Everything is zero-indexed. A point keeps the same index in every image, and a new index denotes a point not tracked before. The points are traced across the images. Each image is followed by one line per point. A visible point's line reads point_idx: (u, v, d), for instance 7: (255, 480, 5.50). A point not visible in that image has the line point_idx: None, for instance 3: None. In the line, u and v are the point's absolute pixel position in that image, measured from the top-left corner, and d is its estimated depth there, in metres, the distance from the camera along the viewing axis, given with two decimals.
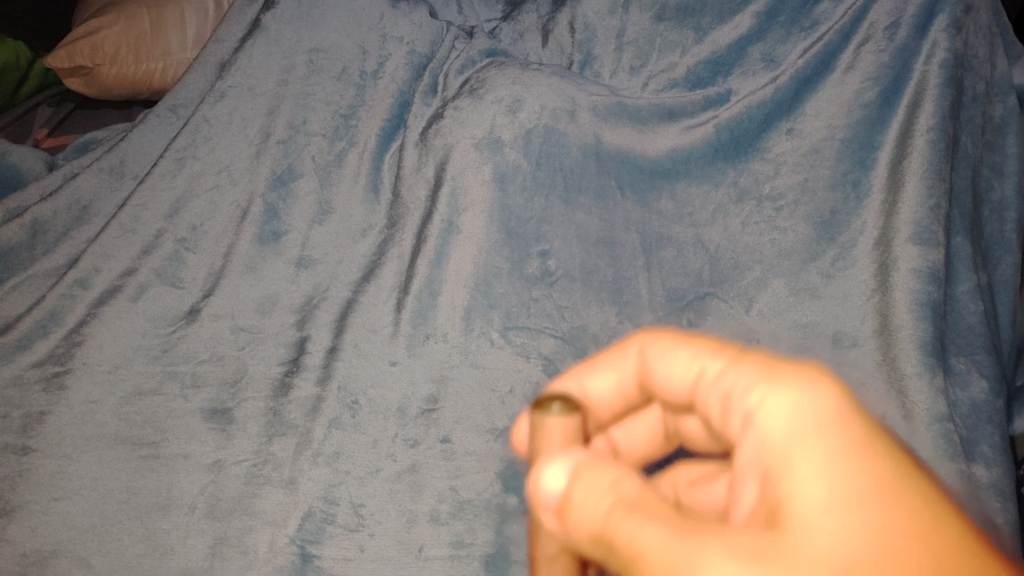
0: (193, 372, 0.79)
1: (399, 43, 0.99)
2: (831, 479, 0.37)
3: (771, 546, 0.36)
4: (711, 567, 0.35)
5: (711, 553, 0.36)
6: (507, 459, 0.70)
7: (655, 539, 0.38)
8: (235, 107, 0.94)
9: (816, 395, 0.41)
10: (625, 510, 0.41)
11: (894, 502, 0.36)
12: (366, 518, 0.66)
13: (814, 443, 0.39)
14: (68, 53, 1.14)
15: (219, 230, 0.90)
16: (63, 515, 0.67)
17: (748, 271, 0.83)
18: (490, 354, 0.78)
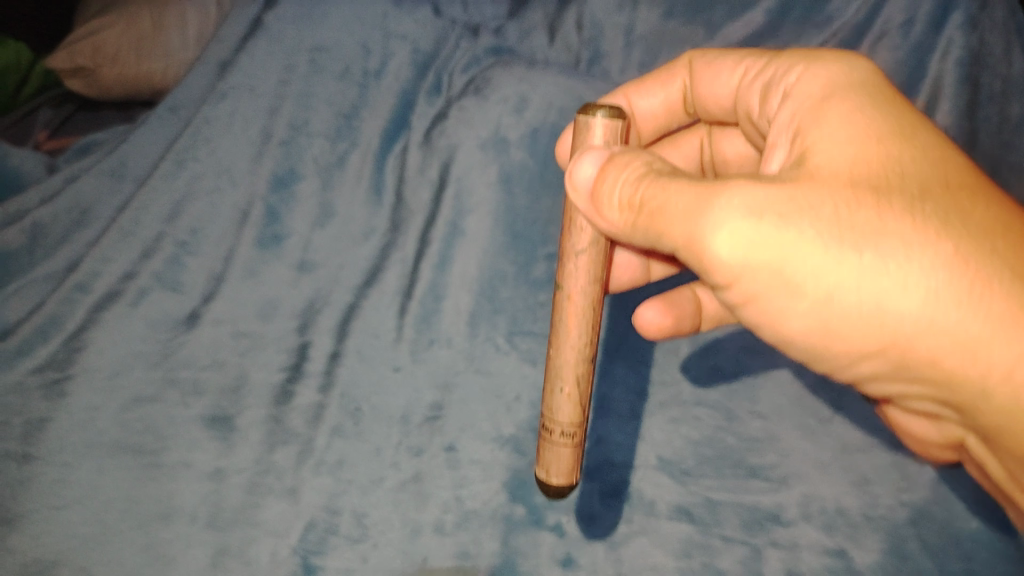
0: (194, 380, 0.76)
1: (403, 41, 0.93)
2: (843, 121, 0.58)
3: (798, 201, 0.51)
4: (734, 207, 0.51)
5: (733, 201, 0.51)
6: (514, 468, 0.69)
7: (694, 198, 0.52)
8: (236, 109, 0.89)
9: (852, 119, 0.57)
10: (664, 177, 0.54)
11: (896, 165, 0.53)
12: (370, 527, 0.65)
13: (842, 133, 0.56)
14: (69, 53, 1.13)
15: (220, 234, 0.86)
16: (64, 525, 0.65)
17: None
18: (496, 360, 0.78)
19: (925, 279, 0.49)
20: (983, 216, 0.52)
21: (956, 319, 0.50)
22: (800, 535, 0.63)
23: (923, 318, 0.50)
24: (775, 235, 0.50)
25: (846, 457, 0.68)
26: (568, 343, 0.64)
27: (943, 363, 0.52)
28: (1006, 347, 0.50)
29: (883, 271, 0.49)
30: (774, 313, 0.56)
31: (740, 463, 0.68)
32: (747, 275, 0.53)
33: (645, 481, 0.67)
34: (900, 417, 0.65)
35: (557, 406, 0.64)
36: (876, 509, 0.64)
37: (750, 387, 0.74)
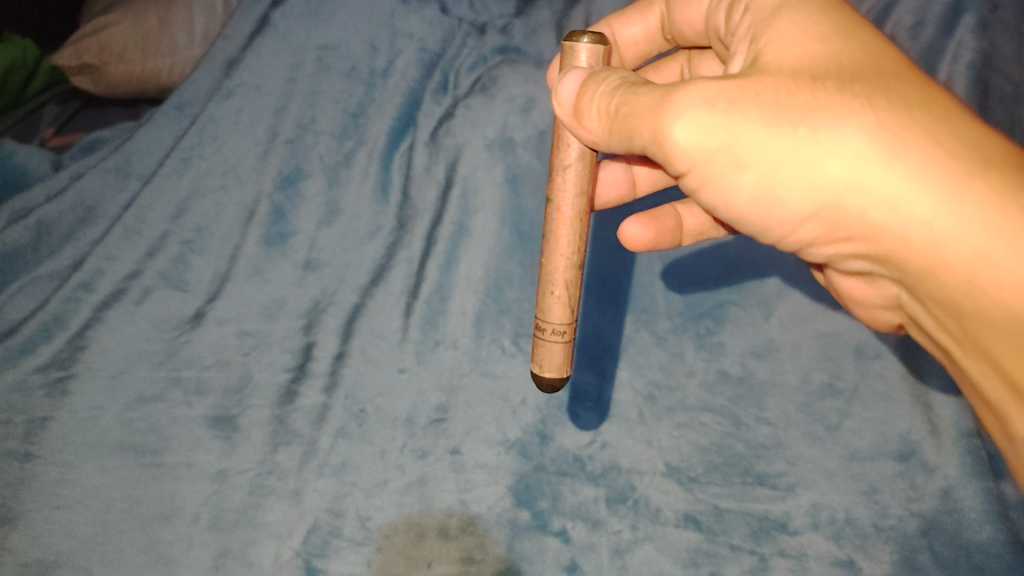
0: (197, 379, 0.76)
1: (410, 40, 0.92)
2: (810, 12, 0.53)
3: (743, 88, 0.48)
4: (692, 102, 0.48)
5: (691, 95, 0.48)
6: (519, 472, 0.68)
7: (651, 97, 0.50)
8: (243, 106, 0.88)
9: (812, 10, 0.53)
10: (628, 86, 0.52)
11: (835, 54, 0.51)
12: (373, 531, 0.64)
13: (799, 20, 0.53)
14: (75, 51, 1.13)
15: (225, 232, 0.86)
16: (65, 524, 0.65)
17: (768, 277, 0.79)
18: (502, 363, 0.77)
19: (860, 148, 0.48)
20: (916, 91, 0.50)
21: (892, 188, 0.48)
22: (808, 544, 0.63)
23: (852, 186, 0.48)
24: (724, 126, 0.48)
25: (855, 465, 0.67)
26: (558, 259, 0.61)
27: (881, 236, 0.50)
28: (938, 215, 0.47)
29: (840, 155, 0.48)
30: (718, 205, 0.54)
31: (748, 471, 0.67)
32: (695, 163, 0.51)
33: (652, 487, 0.67)
34: (839, 283, 0.65)
35: (549, 307, 0.61)
36: (885, 519, 0.64)
37: (756, 392, 0.72)
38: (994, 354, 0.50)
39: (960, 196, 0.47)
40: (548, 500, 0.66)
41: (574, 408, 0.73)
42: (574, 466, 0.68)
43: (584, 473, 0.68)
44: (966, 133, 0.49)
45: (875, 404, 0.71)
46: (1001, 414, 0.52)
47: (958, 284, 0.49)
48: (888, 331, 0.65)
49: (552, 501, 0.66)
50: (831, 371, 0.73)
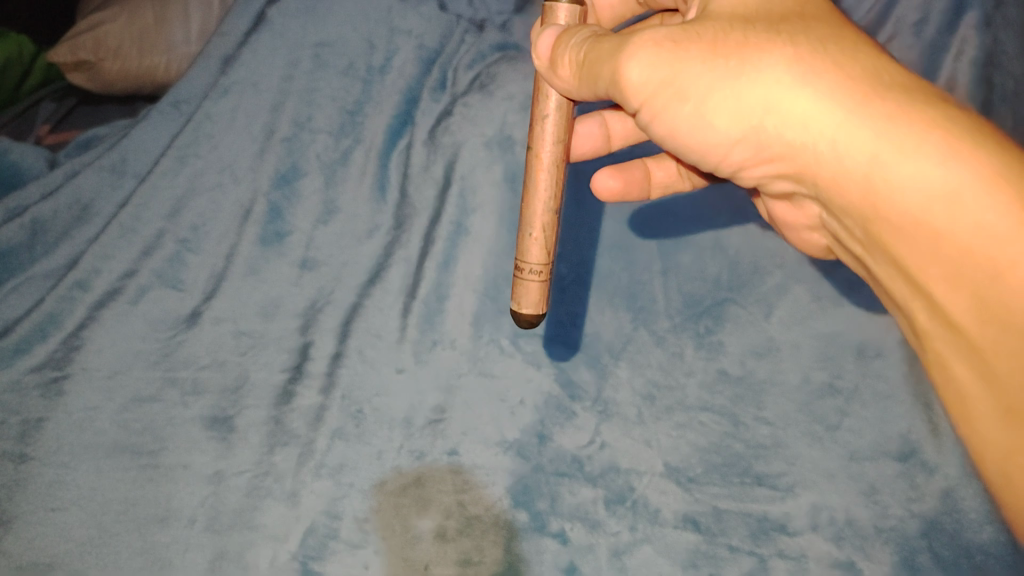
0: (194, 379, 0.75)
1: (407, 37, 0.92)
2: None
3: (687, 32, 0.55)
4: (644, 45, 0.55)
5: (645, 38, 0.55)
6: (518, 473, 0.68)
7: (612, 44, 0.56)
8: (239, 104, 0.88)
9: None
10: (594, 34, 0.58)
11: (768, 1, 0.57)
12: (371, 533, 0.64)
13: None
14: (71, 47, 1.11)
15: (221, 231, 0.85)
16: (60, 527, 0.65)
17: (769, 275, 0.78)
18: (500, 363, 0.76)
19: (780, 77, 0.54)
20: (833, 30, 0.56)
21: (807, 110, 0.54)
22: (808, 545, 0.63)
23: (772, 112, 0.55)
24: (671, 63, 0.55)
25: (855, 465, 0.67)
26: (535, 204, 0.64)
27: (801, 153, 0.57)
28: (844, 133, 0.54)
29: (773, 92, 0.55)
30: (672, 140, 0.61)
31: (747, 471, 0.67)
32: (650, 96, 0.57)
33: (650, 488, 0.66)
34: (771, 208, 0.70)
35: (527, 248, 0.64)
36: (885, 520, 0.64)
37: (756, 392, 0.72)
38: (900, 257, 0.56)
39: (861, 111, 0.53)
40: (546, 501, 0.66)
41: (574, 408, 0.72)
42: (573, 467, 0.68)
43: (583, 474, 0.68)
44: (876, 65, 0.55)
45: (875, 404, 0.70)
46: (907, 313, 0.59)
47: (862, 196, 0.55)
48: (817, 256, 0.71)
49: (550, 502, 0.66)
50: (832, 370, 0.72)
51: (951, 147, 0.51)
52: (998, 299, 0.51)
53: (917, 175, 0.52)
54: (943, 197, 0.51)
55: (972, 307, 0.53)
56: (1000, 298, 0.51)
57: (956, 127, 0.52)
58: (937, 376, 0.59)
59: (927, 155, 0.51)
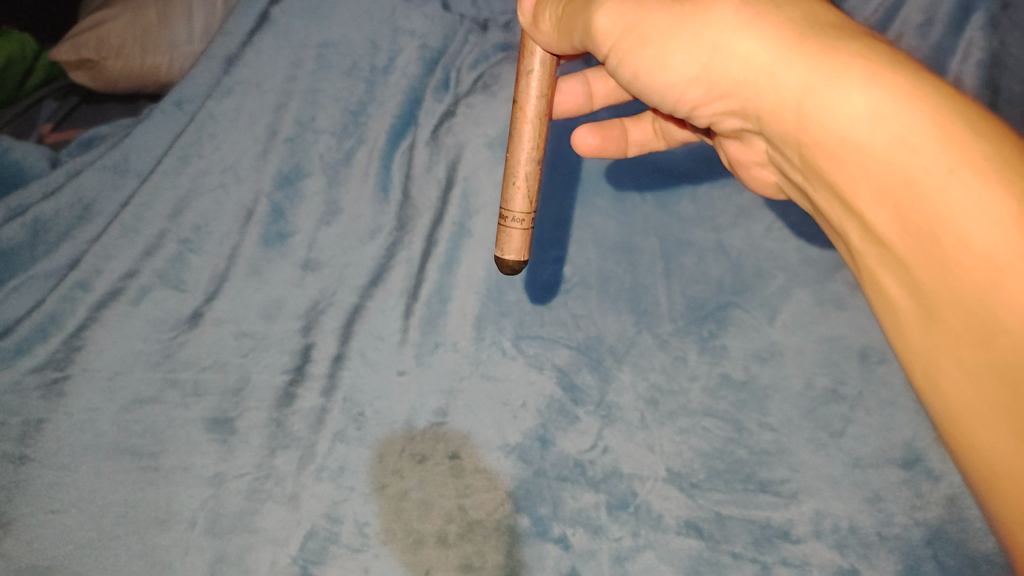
0: (195, 380, 0.75)
1: (411, 37, 0.91)
2: None
3: None
4: None
5: None
6: (519, 478, 0.68)
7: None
8: (242, 104, 0.88)
9: None
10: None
11: None
12: (372, 537, 0.64)
13: None
14: (73, 45, 1.12)
15: (224, 231, 0.85)
16: (59, 530, 0.64)
17: (771, 279, 0.78)
18: (502, 366, 0.76)
19: (725, 18, 0.53)
20: None
21: (746, 48, 0.52)
22: (811, 552, 0.62)
23: (721, 50, 0.53)
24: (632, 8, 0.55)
25: (858, 472, 0.67)
26: (518, 154, 0.63)
27: (745, 88, 0.55)
28: (780, 65, 0.51)
29: (719, 34, 0.53)
30: (641, 85, 0.61)
31: (750, 477, 0.66)
32: (616, 39, 0.57)
33: (653, 493, 0.66)
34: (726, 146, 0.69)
35: (511, 196, 0.63)
36: (890, 527, 0.63)
37: (759, 397, 0.72)
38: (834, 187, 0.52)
39: (795, 48, 0.51)
40: (548, 506, 0.66)
41: (576, 411, 0.72)
42: (575, 471, 0.68)
43: (585, 479, 0.67)
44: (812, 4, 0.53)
45: (880, 410, 0.70)
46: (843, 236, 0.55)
47: (796, 121, 0.52)
48: (770, 197, 0.70)
49: (552, 508, 0.65)
50: (836, 376, 0.72)
51: (874, 71, 0.48)
52: (929, 227, 0.46)
53: (841, 95, 0.48)
54: (869, 122, 0.48)
55: (895, 232, 0.49)
56: (926, 223, 0.46)
57: (878, 52, 0.49)
58: (873, 296, 0.54)
59: (854, 82, 0.48)
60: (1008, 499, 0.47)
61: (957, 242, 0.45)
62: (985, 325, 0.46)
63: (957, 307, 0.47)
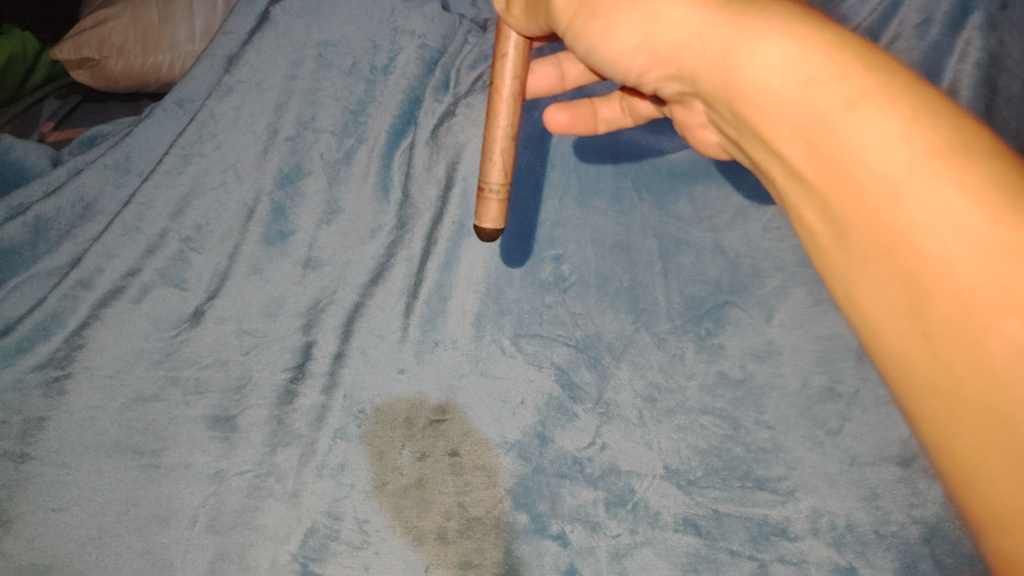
0: (196, 378, 0.75)
1: (410, 36, 0.93)
2: None
3: None
4: None
5: None
6: (519, 476, 0.68)
7: None
8: (242, 103, 0.89)
9: None
10: None
11: None
12: (372, 534, 0.65)
13: None
14: (75, 45, 1.12)
15: (226, 229, 0.85)
16: (60, 528, 0.65)
17: (769, 278, 0.78)
18: (501, 363, 0.76)
19: None
20: None
21: (676, 13, 0.48)
22: (809, 550, 0.63)
23: (658, 19, 0.49)
24: None
25: (855, 470, 0.67)
26: (495, 131, 0.64)
27: (680, 57, 0.50)
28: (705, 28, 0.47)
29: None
30: (594, 60, 0.56)
31: (748, 475, 0.67)
32: (572, 16, 0.53)
33: (651, 490, 0.66)
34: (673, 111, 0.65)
35: (489, 168, 0.65)
36: (887, 525, 0.64)
37: (757, 395, 0.72)
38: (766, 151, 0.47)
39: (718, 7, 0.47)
40: (547, 503, 0.66)
41: (575, 409, 0.72)
42: (574, 469, 0.68)
43: (583, 476, 0.68)
44: None
45: (877, 409, 0.70)
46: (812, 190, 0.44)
47: (721, 82, 0.48)
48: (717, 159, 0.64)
49: (551, 505, 0.66)
50: (832, 374, 0.72)
51: (794, 23, 0.44)
52: (839, 163, 0.41)
53: (761, 52, 0.44)
54: (785, 75, 0.43)
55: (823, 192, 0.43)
56: (849, 179, 0.41)
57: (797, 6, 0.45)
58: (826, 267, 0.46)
59: (775, 35, 0.44)
60: (1000, 472, 0.38)
61: (864, 175, 0.40)
62: (896, 256, 0.40)
63: (866, 236, 0.41)
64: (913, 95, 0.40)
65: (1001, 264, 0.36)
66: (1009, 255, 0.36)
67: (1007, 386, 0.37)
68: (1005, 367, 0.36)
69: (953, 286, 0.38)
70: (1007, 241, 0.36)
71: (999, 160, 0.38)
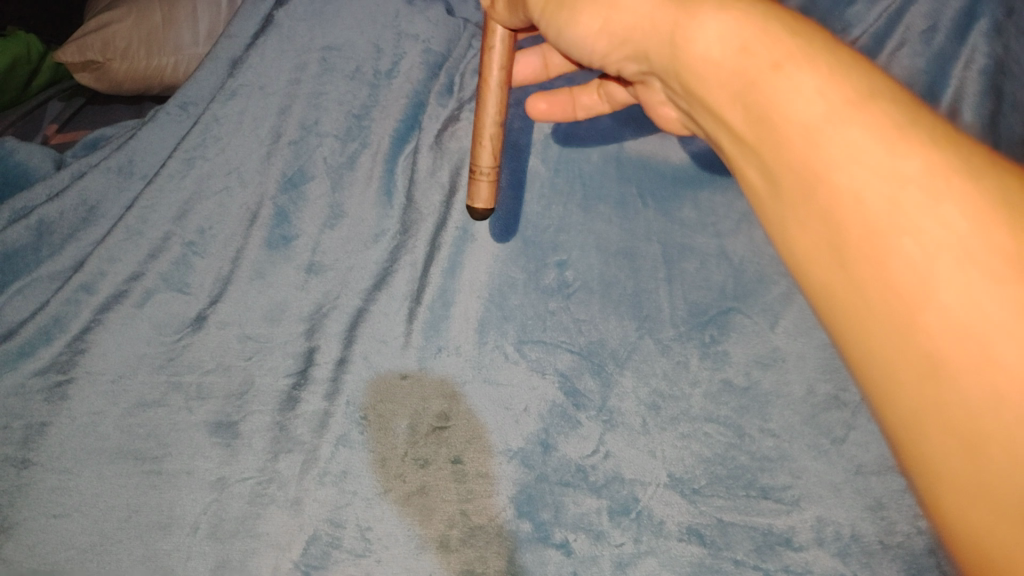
0: (198, 383, 0.75)
1: (415, 40, 0.93)
2: None
3: None
4: None
5: None
6: (521, 483, 0.68)
7: None
8: (246, 106, 0.89)
9: None
10: None
11: None
12: (374, 542, 0.65)
13: None
14: (79, 47, 1.11)
15: (227, 234, 0.85)
16: (62, 534, 0.65)
17: (773, 284, 0.78)
18: (504, 370, 0.76)
19: None
20: None
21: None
22: (814, 560, 0.63)
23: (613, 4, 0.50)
24: None
25: (860, 480, 0.67)
26: (484, 118, 0.65)
27: (633, 36, 0.50)
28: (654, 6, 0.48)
29: None
30: (566, 46, 0.57)
31: (752, 484, 0.67)
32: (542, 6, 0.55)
33: (655, 499, 0.66)
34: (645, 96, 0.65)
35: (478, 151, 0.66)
36: (893, 535, 0.64)
37: (761, 403, 0.72)
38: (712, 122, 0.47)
39: None
40: (550, 511, 0.66)
41: (578, 416, 0.72)
42: (577, 477, 0.68)
43: (587, 484, 0.67)
44: None
45: None
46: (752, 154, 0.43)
47: (667, 57, 0.48)
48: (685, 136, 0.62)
49: (554, 513, 0.66)
50: (839, 382, 0.72)
51: None
52: (760, 110, 0.41)
53: (697, 22, 0.44)
54: (721, 42, 0.43)
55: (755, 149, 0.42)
56: (773, 130, 0.40)
57: None
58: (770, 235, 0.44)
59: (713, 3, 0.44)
60: (903, 396, 0.35)
61: (781, 121, 0.40)
62: (817, 202, 0.39)
63: (792, 185, 0.40)
64: (827, 50, 0.40)
65: (900, 188, 0.36)
66: (909, 178, 0.35)
67: (907, 308, 0.35)
68: (907, 288, 0.35)
69: (858, 214, 0.37)
70: (907, 167, 0.36)
71: (907, 104, 0.38)
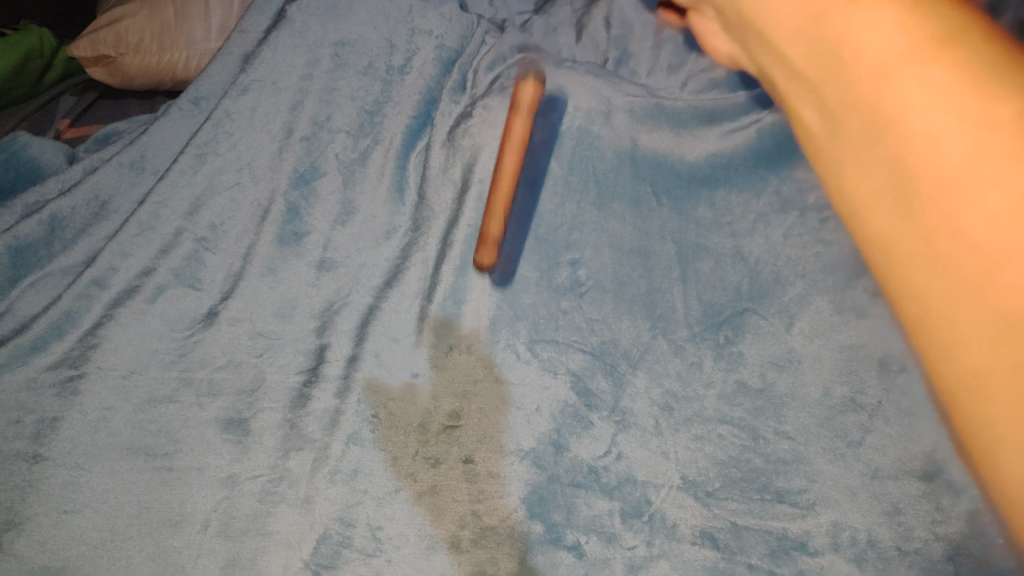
0: (209, 379, 0.75)
1: (428, 36, 0.92)
2: None
3: None
4: None
5: None
6: (533, 484, 0.68)
7: None
8: (258, 102, 0.88)
9: None
10: None
11: None
12: (384, 542, 0.64)
13: None
14: (91, 41, 1.11)
15: (240, 228, 0.85)
16: (72, 530, 0.65)
17: (790, 286, 0.76)
18: (516, 368, 0.75)
19: None
20: None
21: None
22: (827, 566, 0.62)
23: None
24: None
25: (876, 484, 0.66)
26: None
27: None
28: None
29: None
30: None
31: (766, 487, 0.66)
32: None
33: (667, 501, 0.66)
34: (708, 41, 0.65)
35: None
36: (909, 541, 0.63)
37: (777, 405, 0.71)
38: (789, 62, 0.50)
39: None
40: (561, 513, 0.66)
41: (590, 416, 0.71)
42: (589, 478, 0.67)
43: (599, 486, 0.67)
44: None
45: (900, 420, 0.68)
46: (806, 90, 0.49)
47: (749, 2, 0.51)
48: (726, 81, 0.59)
49: (565, 515, 0.66)
50: (855, 385, 0.71)
51: None
52: (833, 49, 0.44)
53: None
54: None
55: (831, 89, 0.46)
56: (851, 64, 0.43)
57: None
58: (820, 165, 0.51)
59: None
60: (972, 336, 0.38)
61: (852, 55, 0.43)
62: (889, 140, 0.42)
63: (866, 123, 0.44)
64: None
65: (983, 134, 0.37)
66: (994, 125, 0.36)
67: (985, 256, 0.37)
68: (981, 236, 0.37)
69: (939, 160, 0.39)
70: (999, 113, 0.36)
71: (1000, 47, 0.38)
